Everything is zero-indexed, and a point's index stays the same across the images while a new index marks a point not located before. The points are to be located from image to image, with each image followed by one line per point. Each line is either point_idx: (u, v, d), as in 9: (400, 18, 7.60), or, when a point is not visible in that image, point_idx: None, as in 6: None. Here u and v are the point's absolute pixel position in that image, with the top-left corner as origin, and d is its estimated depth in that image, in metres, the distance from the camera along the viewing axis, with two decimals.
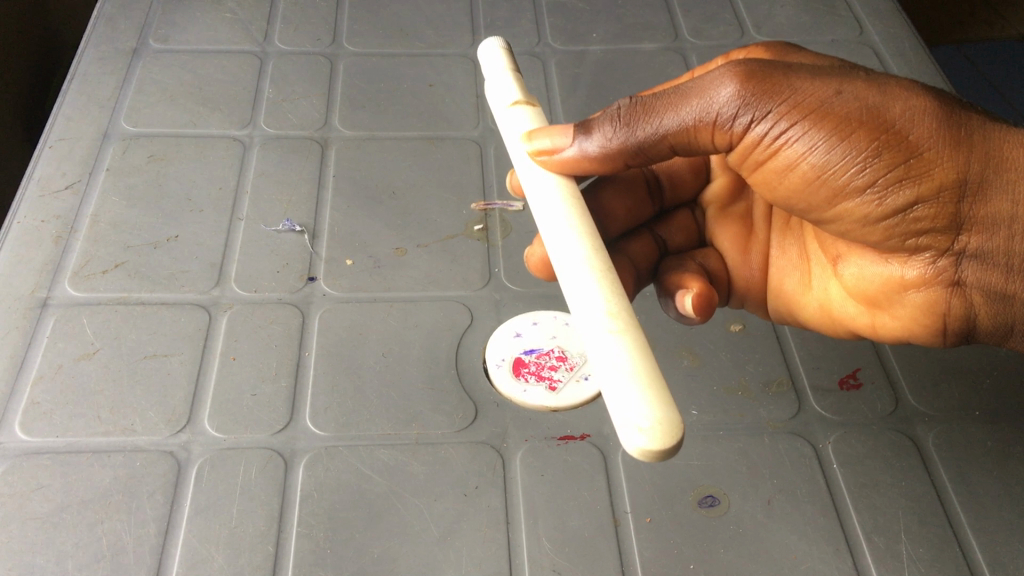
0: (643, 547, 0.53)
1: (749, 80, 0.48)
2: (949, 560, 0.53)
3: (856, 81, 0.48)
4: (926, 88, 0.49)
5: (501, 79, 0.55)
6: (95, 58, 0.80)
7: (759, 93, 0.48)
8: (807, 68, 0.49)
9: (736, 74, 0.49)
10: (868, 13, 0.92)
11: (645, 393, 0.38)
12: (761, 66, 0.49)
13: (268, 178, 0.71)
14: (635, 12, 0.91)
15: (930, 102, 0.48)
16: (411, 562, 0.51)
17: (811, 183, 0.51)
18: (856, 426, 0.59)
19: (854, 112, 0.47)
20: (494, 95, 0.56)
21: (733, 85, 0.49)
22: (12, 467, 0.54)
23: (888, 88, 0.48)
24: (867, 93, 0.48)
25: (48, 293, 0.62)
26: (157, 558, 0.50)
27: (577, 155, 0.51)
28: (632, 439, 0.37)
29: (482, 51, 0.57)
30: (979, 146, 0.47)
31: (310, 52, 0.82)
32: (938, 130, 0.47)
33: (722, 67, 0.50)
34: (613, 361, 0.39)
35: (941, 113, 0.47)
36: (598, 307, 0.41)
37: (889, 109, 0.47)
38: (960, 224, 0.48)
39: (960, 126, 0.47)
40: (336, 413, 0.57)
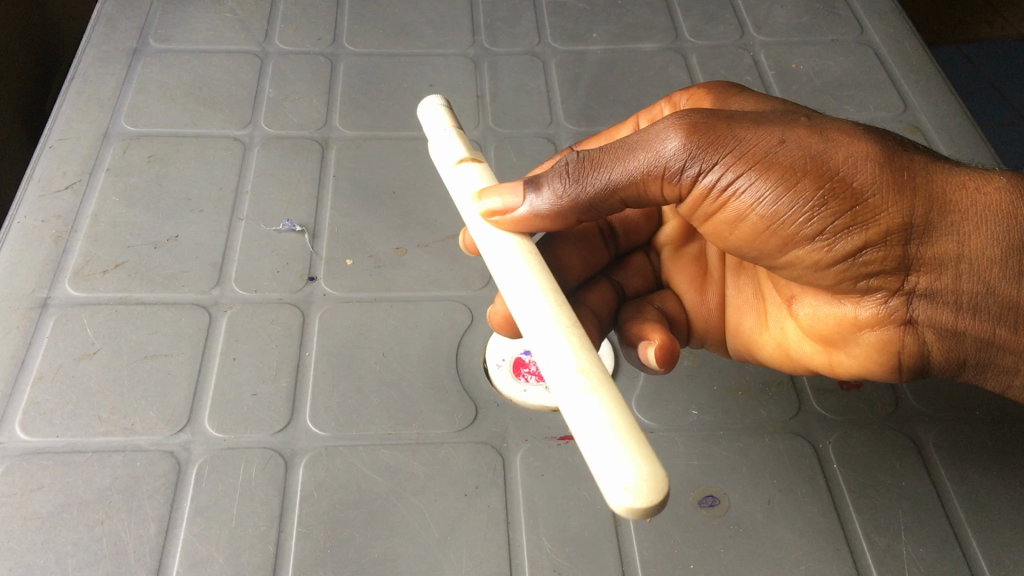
0: (643, 547, 0.53)
1: (693, 132, 0.47)
2: (949, 559, 0.53)
3: (799, 130, 0.47)
4: (866, 132, 0.48)
5: (445, 137, 0.52)
6: (95, 58, 0.80)
7: (704, 144, 0.47)
8: (750, 117, 0.48)
9: (680, 125, 0.47)
10: (868, 14, 0.91)
11: (630, 450, 0.36)
12: (705, 117, 0.48)
13: (269, 178, 0.71)
14: (635, 12, 0.90)
15: (874, 147, 0.47)
16: (411, 562, 0.51)
17: (760, 234, 0.49)
18: (857, 426, 0.59)
19: (798, 162, 0.46)
20: (439, 154, 0.53)
21: (676, 137, 0.47)
22: (12, 468, 0.54)
23: (829, 135, 0.47)
24: (809, 144, 0.47)
25: (48, 293, 0.62)
26: (157, 558, 0.50)
27: (529, 209, 0.49)
28: (620, 499, 0.35)
29: (422, 110, 0.55)
30: (922, 187, 0.47)
31: (311, 52, 0.82)
32: (883, 175, 0.46)
33: (668, 118, 0.49)
34: (593, 422, 0.37)
35: (884, 158, 0.47)
36: (569, 366, 0.39)
37: (832, 157, 0.46)
38: (909, 266, 0.47)
39: (902, 170, 0.47)
40: (336, 413, 0.57)
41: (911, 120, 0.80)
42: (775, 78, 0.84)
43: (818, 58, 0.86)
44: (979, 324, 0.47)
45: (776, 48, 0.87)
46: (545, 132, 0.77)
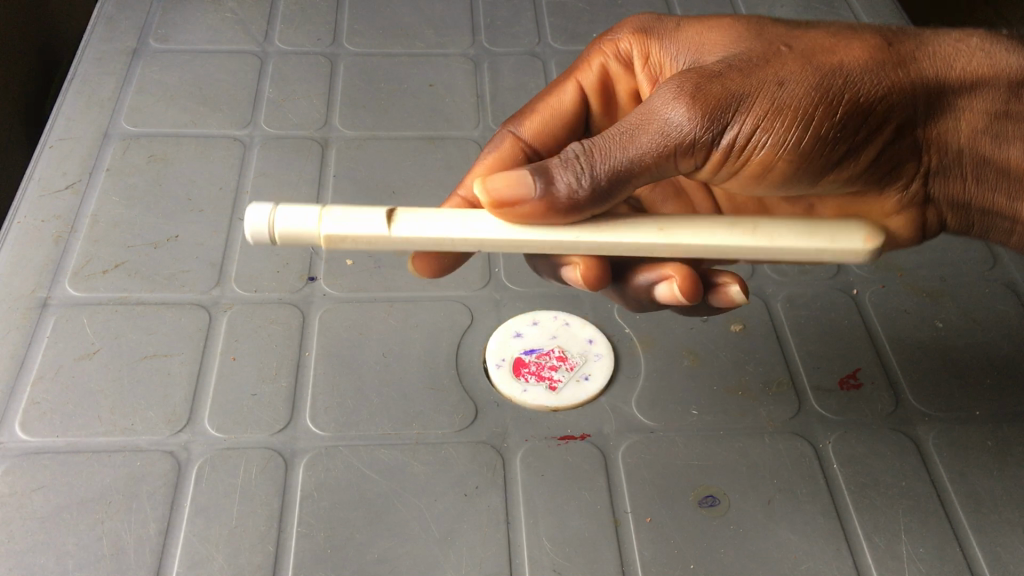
0: (643, 547, 0.53)
1: (694, 103, 0.45)
2: (949, 559, 0.53)
3: (790, 67, 0.47)
4: (843, 48, 0.48)
5: (339, 221, 0.45)
6: (95, 59, 0.80)
7: (711, 98, 0.45)
8: (735, 66, 0.47)
9: (678, 100, 0.45)
10: (868, 13, 0.91)
11: (825, 234, 0.46)
12: (697, 79, 0.46)
13: (269, 179, 0.71)
14: (635, 12, 0.90)
15: (860, 58, 0.47)
16: (412, 562, 0.51)
17: (785, 177, 0.49)
18: (857, 426, 0.59)
19: (807, 99, 0.46)
20: (357, 232, 0.45)
21: (681, 103, 0.45)
22: (12, 467, 0.54)
23: (819, 66, 0.47)
24: (806, 77, 0.46)
25: (48, 293, 0.62)
26: (157, 558, 0.50)
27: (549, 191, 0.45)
28: (864, 250, 0.46)
29: (270, 222, 0.45)
30: (916, 79, 0.47)
31: (311, 52, 0.82)
32: (881, 84, 0.47)
33: (660, 87, 0.47)
34: (786, 246, 0.46)
35: (874, 65, 0.47)
36: (720, 237, 0.46)
37: (834, 84, 0.46)
38: (922, 150, 0.49)
39: (896, 70, 0.47)
40: (336, 413, 0.57)
41: None
42: None
43: None
44: (992, 185, 0.51)
45: None
46: None
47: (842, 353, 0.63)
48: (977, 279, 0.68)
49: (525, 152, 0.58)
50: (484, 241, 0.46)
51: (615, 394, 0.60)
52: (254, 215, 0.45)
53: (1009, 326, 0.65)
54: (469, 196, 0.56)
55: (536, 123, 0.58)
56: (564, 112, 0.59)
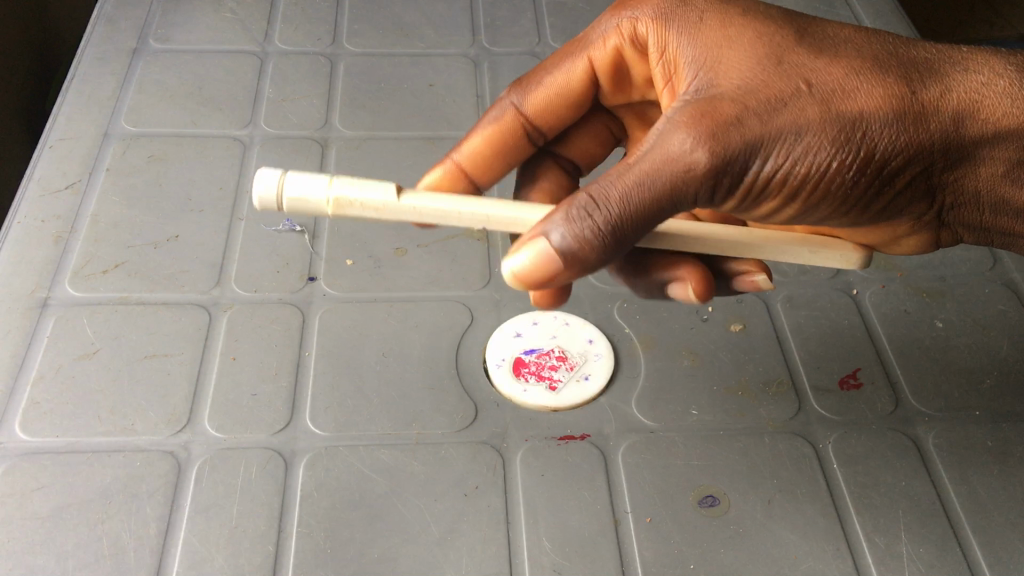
0: (643, 547, 0.53)
1: (704, 152, 0.42)
2: (949, 559, 0.53)
3: (810, 114, 0.43)
4: (870, 89, 0.44)
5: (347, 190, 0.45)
6: (95, 58, 0.80)
7: (721, 151, 0.42)
8: (750, 106, 0.43)
9: (687, 146, 0.42)
10: (869, 14, 0.91)
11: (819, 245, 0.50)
12: (708, 122, 0.43)
13: None
14: None
15: (881, 105, 0.44)
16: (412, 562, 0.51)
17: (791, 212, 0.48)
18: (856, 426, 0.59)
19: (820, 152, 0.44)
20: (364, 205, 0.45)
21: (697, 147, 0.42)
22: (12, 468, 0.54)
23: (840, 117, 0.44)
24: (824, 129, 0.43)
25: (48, 293, 0.62)
26: (157, 558, 0.50)
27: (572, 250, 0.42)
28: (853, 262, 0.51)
29: (280, 188, 0.45)
30: (944, 133, 0.44)
31: (311, 52, 0.82)
32: (898, 137, 0.44)
33: (673, 124, 0.43)
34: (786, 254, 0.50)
35: (893, 114, 0.44)
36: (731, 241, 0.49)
37: (853, 139, 0.44)
38: (937, 189, 0.48)
39: (916, 120, 0.44)
40: (336, 413, 0.57)
41: None
42: None
43: None
44: (1008, 216, 0.49)
45: None
46: None
47: (842, 353, 0.63)
48: (977, 280, 0.68)
49: (524, 127, 0.58)
50: (490, 217, 0.46)
51: (615, 394, 0.60)
52: (263, 180, 0.45)
53: (1010, 326, 0.65)
54: (461, 163, 0.58)
55: (538, 98, 0.58)
56: (570, 86, 0.58)
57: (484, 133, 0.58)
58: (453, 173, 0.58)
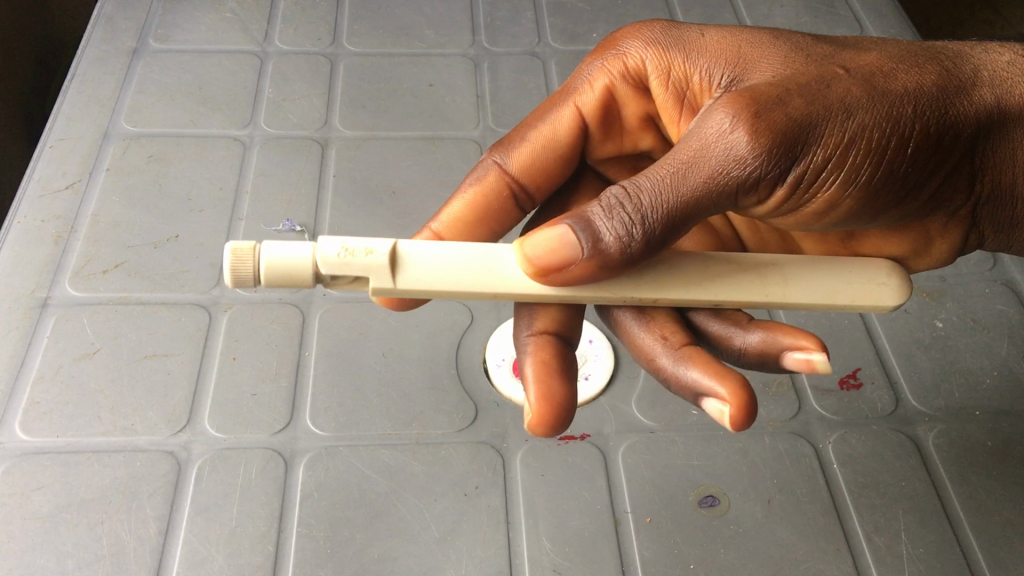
0: (644, 548, 0.53)
1: (756, 134, 0.42)
2: (948, 559, 0.53)
3: (855, 91, 0.44)
4: (903, 69, 0.45)
5: (333, 246, 0.42)
6: (95, 59, 0.80)
7: (773, 135, 0.42)
8: (794, 92, 0.43)
9: (736, 130, 0.42)
10: (868, 14, 0.91)
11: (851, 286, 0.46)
12: (755, 106, 0.43)
13: (268, 178, 0.71)
14: (635, 12, 0.90)
15: (923, 83, 0.44)
16: (412, 562, 0.51)
17: (839, 212, 0.46)
18: (856, 425, 0.59)
19: (876, 129, 0.43)
20: (355, 259, 0.42)
21: (746, 131, 0.42)
22: (12, 468, 0.54)
23: (885, 91, 0.44)
24: (874, 104, 0.43)
25: (48, 293, 0.62)
26: (157, 558, 0.51)
27: (599, 241, 0.42)
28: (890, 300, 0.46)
29: (259, 252, 0.42)
30: (984, 101, 0.45)
31: (311, 52, 0.82)
32: (945, 114, 0.44)
33: (715, 115, 0.43)
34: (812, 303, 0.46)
35: (936, 91, 0.44)
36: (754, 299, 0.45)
37: (905, 110, 0.43)
38: (976, 177, 0.48)
39: (957, 96, 0.45)
40: (336, 412, 0.57)
41: None
42: None
43: None
44: None
45: None
46: None
47: (842, 353, 0.63)
48: (977, 279, 0.68)
49: (508, 187, 0.55)
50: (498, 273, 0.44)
51: (615, 394, 0.60)
52: (241, 246, 0.42)
53: (1009, 326, 0.65)
54: (441, 230, 0.54)
55: (523, 155, 0.55)
56: (557, 137, 0.55)
57: (467, 197, 0.55)
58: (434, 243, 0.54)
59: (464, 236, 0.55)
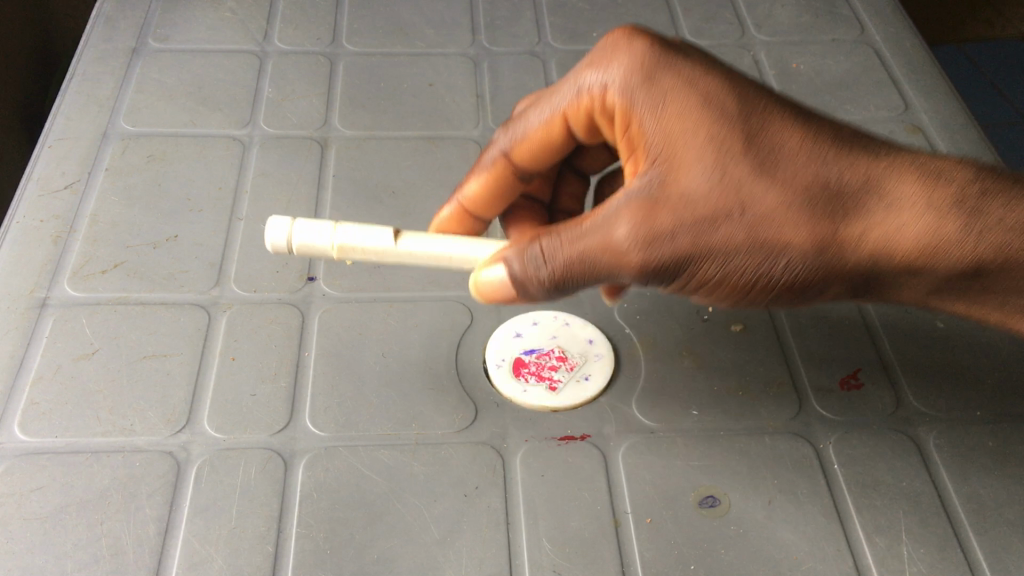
0: (644, 548, 0.53)
1: (636, 263, 0.46)
2: (949, 559, 0.53)
3: (739, 237, 0.45)
4: (825, 215, 0.44)
5: (353, 236, 0.53)
6: (94, 59, 0.80)
7: (650, 263, 0.46)
8: (683, 229, 0.45)
9: (621, 254, 0.45)
10: (869, 14, 0.91)
11: None
12: (641, 239, 0.45)
13: (268, 178, 0.71)
14: (636, 12, 0.90)
15: (818, 239, 0.44)
16: (411, 563, 0.51)
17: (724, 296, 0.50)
18: (857, 426, 0.59)
19: (752, 273, 0.46)
20: (369, 247, 0.53)
21: (627, 255, 0.45)
22: (10, 468, 0.53)
23: (771, 241, 0.44)
24: (753, 254, 0.45)
25: (47, 293, 0.62)
26: (157, 558, 0.50)
27: (521, 274, 0.48)
28: None
29: (291, 241, 0.53)
30: (880, 258, 0.45)
31: (311, 52, 0.82)
32: (832, 268, 0.45)
33: (616, 227, 0.45)
34: None
35: (829, 247, 0.44)
36: None
37: (783, 266, 0.45)
38: (871, 296, 0.49)
39: (852, 255, 0.44)
40: (336, 413, 0.57)
41: (912, 120, 0.80)
42: (775, 77, 0.84)
43: (819, 58, 0.86)
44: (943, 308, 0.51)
45: (777, 48, 0.87)
46: None
47: (843, 353, 0.63)
48: None
49: (516, 168, 0.59)
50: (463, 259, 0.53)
51: (616, 394, 0.60)
52: (277, 240, 0.52)
53: None
54: (464, 202, 0.61)
55: (527, 145, 0.58)
56: (555, 131, 0.57)
57: (480, 182, 0.59)
58: (459, 215, 0.61)
59: (483, 211, 0.62)
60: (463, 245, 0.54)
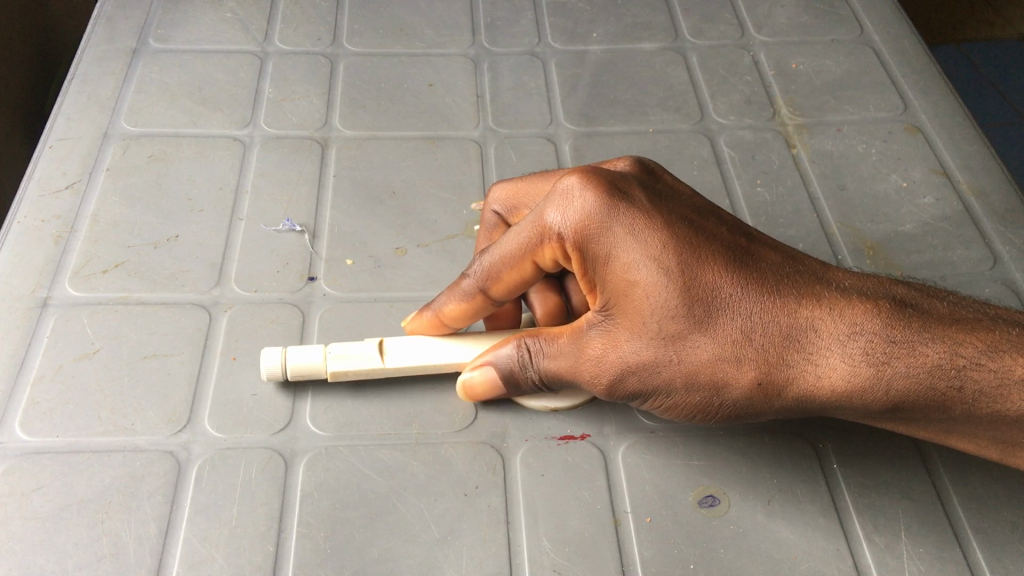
0: (644, 547, 0.53)
1: (594, 387, 0.53)
2: (949, 559, 0.53)
3: (678, 382, 0.50)
4: (753, 363, 0.49)
5: (342, 359, 0.57)
6: (95, 59, 0.80)
7: (606, 390, 0.52)
8: (631, 371, 0.51)
9: (583, 379, 0.52)
10: (869, 13, 0.91)
11: None
12: (599, 375, 0.52)
13: (268, 178, 0.71)
14: (635, 12, 0.90)
15: (746, 387, 0.50)
16: (412, 562, 0.51)
17: None
18: (857, 426, 0.59)
19: (693, 406, 0.52)
20: (359, 364, 0.57)
21: (587, 379, 0.52)
22: (11, 468, 0.54)
23: (705, 386, 0.50)
24: (692, 394, 0.51)
25: (48, 293, 0.62)
26: (157, 558, 0.51)
27: (508, 370, 0.54)
28: None
29: (285, 367, 0.57)
30: (803, 400, 0.50)
31: (311, 52, 0.82)
32: (761, 405, 0.51)
33: (581, 355, 0.52)
34: None
35: (756, 393, 0.50)
36: None
37: (717, 403, 0.51)
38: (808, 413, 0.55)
39: (778, 397, 0.50)
40: (336, 413, 0.58)
41: (911, 120, 0.80)
42: (774, 78, 0.84)
43: (819, 58, 0.86)
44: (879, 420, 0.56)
45: (777, 49, 0.87)
46: (545, 132, 0.78)
47: None
48: (978, 278, 0.68)
49: (496, 295, 0.56)
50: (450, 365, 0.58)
51: None
52: (271, 366, 0.57)
53: None
54: (441, 314, 0.58)
55: (507, 279, 0.55)
56: (533, 267, 0.54)
57: (460, 305, 0.56)
58: (435, 325, 0.58)
59: (461, 325, 0.59)
60: (451, 350, 0.59)
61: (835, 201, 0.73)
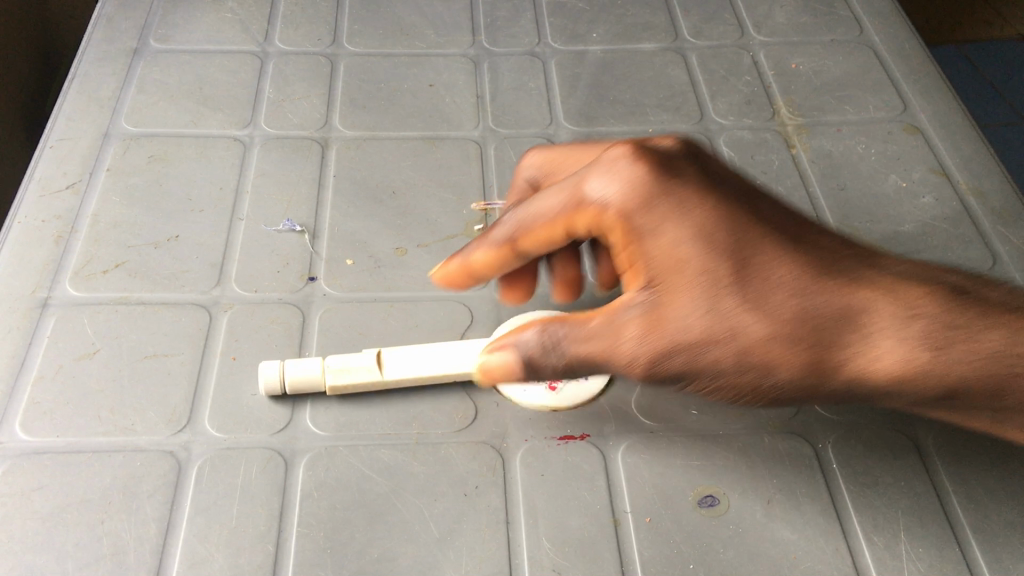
0: (643, 547, 0.53)
1: (633, 372, 0.49)
2: (948, 559, 0.53)
3: (728, 361, 0.48)
4: (807, 340, 0.48)
5: (340, 369, 0.57)
6: (95, 59, 0.80)
7: (646, 374, 0.49)
8: (678, 350, 0.48)
9: (622, 364, 0.49)
10: (869, 13, 0.91)
11: None
12: (643, 356, 0.48)
13: (268, 179, 0.71)
14: (635, 12, 0.90)
15: (796, 367, 0.48)
16: (412, 562, 0.51)
17: None
18: (857, 426, 0.59)
19: (737, 389, 0.50)
20: (358, 375, 0.57)
21: (628, 361, 0.49)
22: (12, 468, 0.54)
23: (756, 366, 0.48)
24: (739, 375, 0.49)
25: (48, 293, 0.62)
26: (157, 558, 0.51)
27: (530, 357, 0.50)
28: None
29: (284, 380, 0.57)
30: (855, 382, 0.49)
31: (311, 52, 0.83)
32: (811, 386, 0.49)
33: (621, 337, 0.48)
34: None
35: (807, 373, 0.48)
36: None
37: (765, 385, 0.49)
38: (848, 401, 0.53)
39: (827, 379, 0.48)
40: (335, 413, 0.58)
41: (911, 120, 0.80)
42: (774, 78, 0.84)
43: (818, 58, 0.86)
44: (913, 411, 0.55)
45: (776, 49, 0.87)
46: (545, 132, 0.78)
47: None
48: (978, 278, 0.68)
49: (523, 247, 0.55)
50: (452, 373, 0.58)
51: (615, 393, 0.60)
52: (270, 377, 0.56)
53: None
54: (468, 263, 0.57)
55: (535, 235, 0.54)
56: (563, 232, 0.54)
57: (486, 254, 0.56)
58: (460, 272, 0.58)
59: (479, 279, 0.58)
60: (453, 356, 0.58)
61: (834, 200, 0.73)
